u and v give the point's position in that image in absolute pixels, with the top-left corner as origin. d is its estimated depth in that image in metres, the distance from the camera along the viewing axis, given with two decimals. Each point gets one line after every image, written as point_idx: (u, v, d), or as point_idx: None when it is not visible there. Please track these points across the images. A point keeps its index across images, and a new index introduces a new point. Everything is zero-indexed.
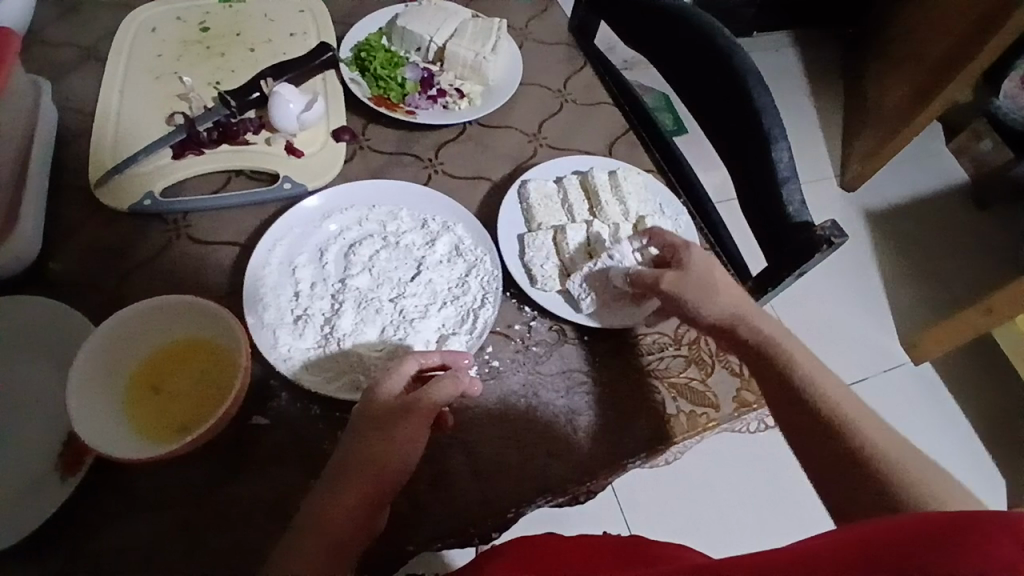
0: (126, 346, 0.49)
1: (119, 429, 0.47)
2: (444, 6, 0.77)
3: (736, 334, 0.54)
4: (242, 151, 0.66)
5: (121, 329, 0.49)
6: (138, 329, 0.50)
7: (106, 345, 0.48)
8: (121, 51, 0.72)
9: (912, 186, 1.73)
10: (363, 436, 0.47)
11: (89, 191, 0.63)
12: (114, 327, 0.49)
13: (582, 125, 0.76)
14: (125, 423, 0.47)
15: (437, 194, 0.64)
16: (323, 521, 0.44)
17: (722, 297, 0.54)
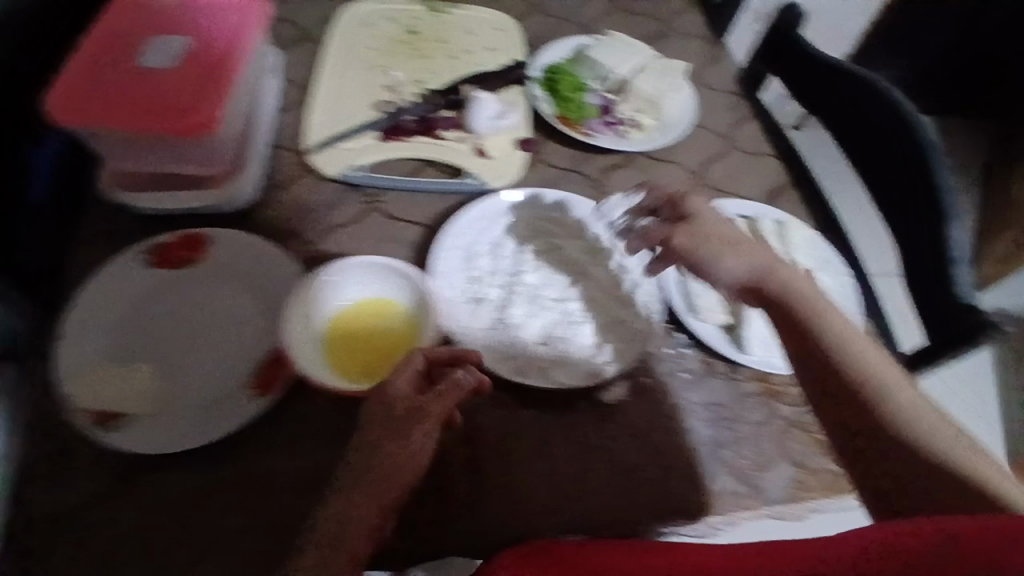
0: (315, 304, 0.56)
1: (324, 372, 0.53)
2: (631, 44, 0.82)
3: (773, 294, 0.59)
4: (436, 144, 0.72)
5: (312, 288, 0.56)
6: (324, 289, 0.57)
7: (301, 303, 0.55)
8: (340, 38, 0.81)
9: None
10: (376, 441, 0.47)
11: (299, 154, 0.71)
12: (308, 287, 0.56)
13: (744, 171, 0.78)
14: (326, 367, 0.54)
15: (609, 215, 0.68)
16: (355, 524, 0.45)
17: (731, 256, 0.60)
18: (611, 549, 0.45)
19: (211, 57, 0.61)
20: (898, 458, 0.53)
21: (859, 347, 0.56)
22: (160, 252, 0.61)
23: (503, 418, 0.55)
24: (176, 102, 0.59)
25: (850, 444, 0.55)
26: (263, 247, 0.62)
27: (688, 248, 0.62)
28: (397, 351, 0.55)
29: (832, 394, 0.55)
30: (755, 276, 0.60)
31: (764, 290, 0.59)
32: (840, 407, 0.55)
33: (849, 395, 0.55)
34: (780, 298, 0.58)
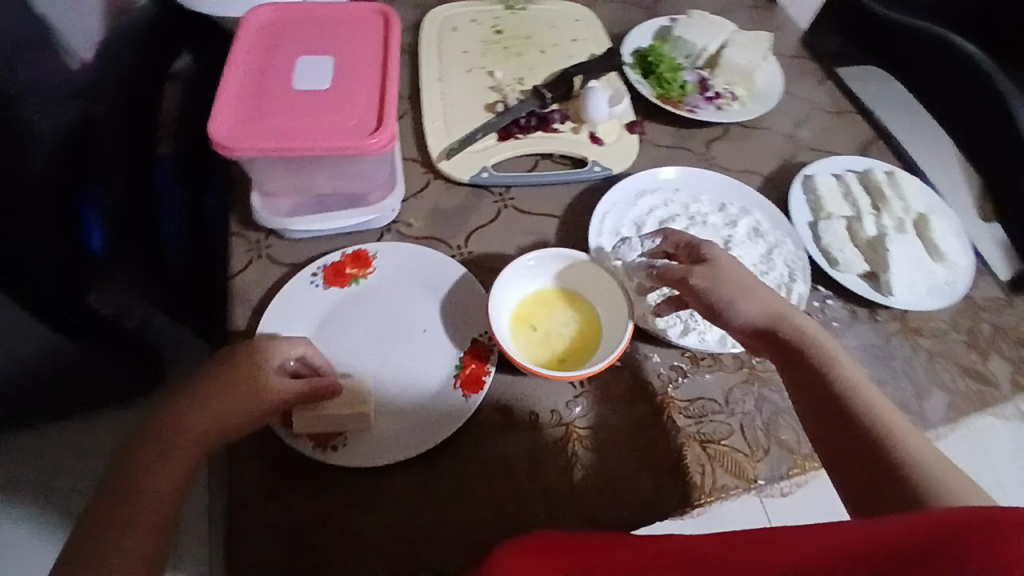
0: (508, 297, 0.61)
1: (524, 356, 0.58)
2: (711, 20, 0.85)
3: (774, 334, 0.54)
4: (554, 137, 0.75)
5: (508, 283, 0.61)
6: (515, 284, 0.61)
7: (499, 294, 0.60)
8: (433, 45, 0.83)
9: None
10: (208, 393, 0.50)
11: (426, 163, 0.74)
12: (506, 281, 0.60)
13: (833, 130, 0.83)
14: (524, 353, 0.58)
15: (733, 184, 0.72)
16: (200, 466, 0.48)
17: (752, 304, 0.55)
18: (681, 541, 0.38)
19: (357, 73, 0.62)
20: (868, 476, 0.47)
21: (848, 370, 0.52)
22: (334, 269, 0.63)
23: (688, 384, 0.60)
24: (346, 127, 0.58)
25: (849, 486, 0.48)
26: (425, 251, 0.65)
27: (707, 292, 0.55)
28: (588, 341, 0.60)
29: (831, 431, 0.50)
30: (770, 317, 0.55)
31: (777, 336, 0.54)
32: (843, 443, 0.49)
33: (855, 433, 0.49)
34: (793, 338, 0.54)
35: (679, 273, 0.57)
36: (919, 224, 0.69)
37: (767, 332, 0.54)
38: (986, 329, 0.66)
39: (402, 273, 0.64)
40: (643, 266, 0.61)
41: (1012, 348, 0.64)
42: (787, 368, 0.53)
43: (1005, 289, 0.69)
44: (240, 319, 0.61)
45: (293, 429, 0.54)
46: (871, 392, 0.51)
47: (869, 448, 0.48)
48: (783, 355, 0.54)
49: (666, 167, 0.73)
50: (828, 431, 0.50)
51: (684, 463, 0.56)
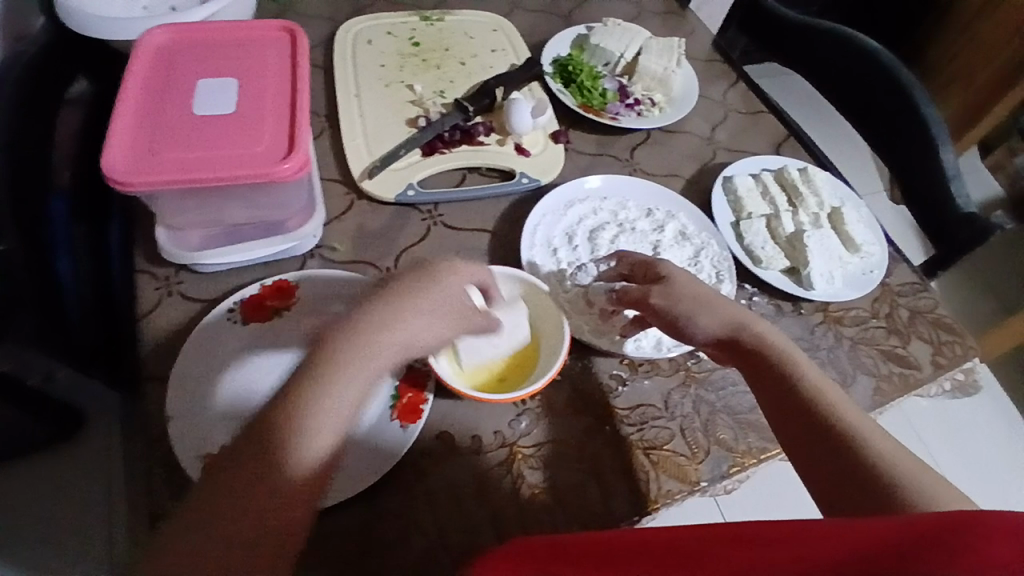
0: None
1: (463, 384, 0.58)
2: (626, 26, 0.87)
3: (737, 342, 0.55)
4: (479, 150, 0.74)
5: None
6: None
7: None
8: (348, 61, 0.80)
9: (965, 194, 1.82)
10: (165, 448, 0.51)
11: (349, 182, 0.71)
12: None
13: (747, 130, 0.86)
14: (464, 380, 0.59)
15: (659, 189, 0.73)
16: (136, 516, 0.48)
17: (718, 315, 0.56)
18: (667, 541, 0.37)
19: (263, 93, 0.59)
20: (841, 478, 0.45)
21: (812, 373, 0.52)
22: (254, 302, 0.60)
23: (629, 391, 0.61)
24: (256, 153, 0.55)
25: (824, 491, 0.46)
26: (351, 276, 0.62)
27: (665, 309, 0.56)
28: (529, 365, 0.61)
29: (802, 436, 0.49)
30: (731, 328, 0.55)
31: (742, 344, 0.54)
32: (813, 445, 0.48)
33: (820, 435, 0.48)
34: (754, 345, 0.54)
35: (637, 295, 0.58)
36: (834, 218, 0.72)
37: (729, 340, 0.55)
38: (903, 313, 0.70)
39: (330, 299, 0.61)
40: (603, 289, 0.63)
41: (927, 327, 0.69)
42: (754, 375, 0.54)
43: (918, 274, 0.74)
44: (153, 365, 0.57)
45: (221, 483, 0.50)
46: (837, 395, 0.50)
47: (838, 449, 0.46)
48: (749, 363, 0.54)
49: (589, 176, 0.73)
50: (798, 435, 0.49)
51: (630, 470, 0.56)
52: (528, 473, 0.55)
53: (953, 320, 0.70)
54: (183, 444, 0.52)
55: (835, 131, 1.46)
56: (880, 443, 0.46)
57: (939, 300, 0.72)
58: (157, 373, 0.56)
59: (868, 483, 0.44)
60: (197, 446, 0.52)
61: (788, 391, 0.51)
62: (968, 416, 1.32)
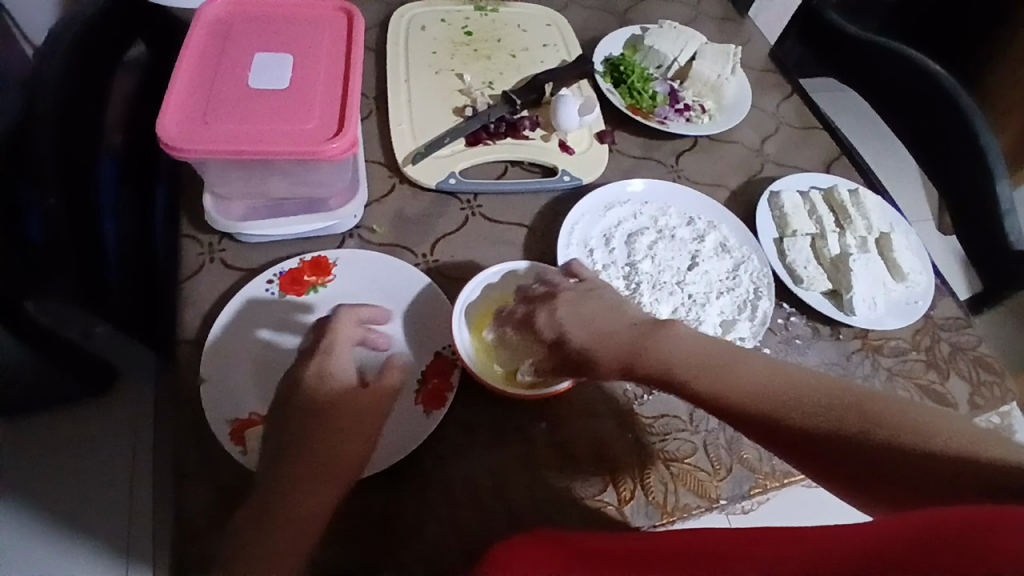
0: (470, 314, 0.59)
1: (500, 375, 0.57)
2: (682, 30, 0.85)
3: (633, 357, 0.51)
4: (523, 144, 0.74)
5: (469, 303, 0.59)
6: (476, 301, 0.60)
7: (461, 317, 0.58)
8: (400, 45, 0.80)
9: None
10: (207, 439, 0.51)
11: (392, 166, 0.71)
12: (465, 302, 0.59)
13: (798, 145, 0.83)
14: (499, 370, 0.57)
15: (702, 198, 0.72)
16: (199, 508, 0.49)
17: (627, 325, 0.53)
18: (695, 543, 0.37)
19: (315, 73, 0.59)
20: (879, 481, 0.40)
21: (716, 359, 0.49)
22: (292, 277, 0.60)
23: (655, 399, 0.60)
24: (304, 131, 0.56)
25: (834, 477, 0.42)
26: (387, 260, 0.62)
27: (568, 318, 0.53)
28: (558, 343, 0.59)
29: (815, 449, 0.43)
30: (616, 345, 0.52)
31: (634, 362, 0.51)
32: (830, 450, 0.42)
33: (790, 430, 0.44)
34: (646, 359, 0.51)
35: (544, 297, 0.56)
36: (881, 243, 0.70)
37: (625, 350, 0.52)
38: (944, 347, 0.68)
39: (365, 280, 0.62)
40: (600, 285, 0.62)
41: (968, 365, 0.67)
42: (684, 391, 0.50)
43: (963, 309, 0.72)
44: (188, 329, 0.58)
45: (245, 452, 0.51)
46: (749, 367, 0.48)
47: (854, 444, 0.41)
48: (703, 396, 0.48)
49: (632, 178, 0.72)
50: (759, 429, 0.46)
51: (648, 480, 0.55)
52: (545, 471, 0.54)
53: (996, 359, 0.68)
54: (212, 409, 0.53)
55: (887, 153, 1.41)
56: (839, 400, 0.44)
57: (984, 338, 0.69)
58: (191, 336, 0.58)
59: (857, 456, 0.41)
60: (226, 412, 0.53)
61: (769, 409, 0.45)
62: None
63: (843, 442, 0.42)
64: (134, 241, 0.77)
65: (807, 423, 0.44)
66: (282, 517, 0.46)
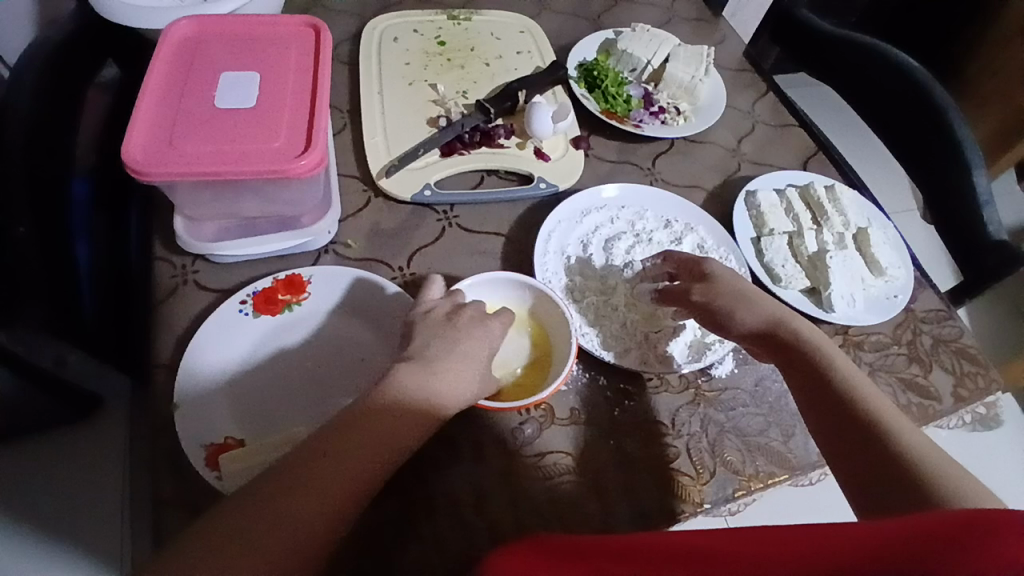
0: None
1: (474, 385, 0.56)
2: (655, 32, 0.85)
3: (777, 335, 0.56)
4: (499, 153, 0.74)
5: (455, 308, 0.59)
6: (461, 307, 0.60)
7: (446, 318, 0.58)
8: (373, 58, 0.80)
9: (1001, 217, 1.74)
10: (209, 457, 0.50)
11: (366, 180, 0.71)
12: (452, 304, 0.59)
13: (775, 143, 0.84)
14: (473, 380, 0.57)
15: (678, 200, 0.72)
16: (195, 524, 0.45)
17: (761, 305, 0.58)
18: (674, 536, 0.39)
19: (281, 90, 0.59)
20: (898, 491, 0.44)
21: (851, 374, 0.52)
22: (266, 296, 0.60)
23: (637, 404, 0.60)
24: (272, 149, 0.55)
25: (854, 481, 0.47)
26: (362, 274, 0.62)
27: (705, 303, 0.59)
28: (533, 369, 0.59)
29: (844, 446, 0.48)
30: (769, 321, 0.57)
31: (780, 339, 0.56)
32: (862, 453, 0.47)
33: (851, 424, 0.49)
34: (792, 339, 0.55)
35: (678, 291, 0.60)
36: (859, 239, 0.70)
37: (771, 333, 0.56)
38: (926, 340, 0.68)
39: (340, 294, 0.61)
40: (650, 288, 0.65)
41: (951, 357, 0.67)
42: (789, 369, 0.54)
43: (943, 301, 0.72)
44: (163, 353, 0.57)
45: (223, 476, 0.50)
46: (867, 385, 0.52)
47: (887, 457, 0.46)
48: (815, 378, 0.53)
49: (606, 184, 0.72)
50: (810, 411, 0.52)
51: (633, 487, 0.55)
52: (527, 481, 0.54)
53: (979, 350, 0.68)
54: (186, 434, 0.52)
55: (866, 147, 1.42)
56: (897, 427, 0.48)
57: (966, 329, 0.69)
58: (166, 359, 0.57)
59: (887, 469, 0.45)
60: (199, 436, 0.52)
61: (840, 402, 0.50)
62: (992, 447, 1.27)
63: (868, 448, 0.47)
64: (106, 265, 0.75)
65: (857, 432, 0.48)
66: (262, 520, 0.42)
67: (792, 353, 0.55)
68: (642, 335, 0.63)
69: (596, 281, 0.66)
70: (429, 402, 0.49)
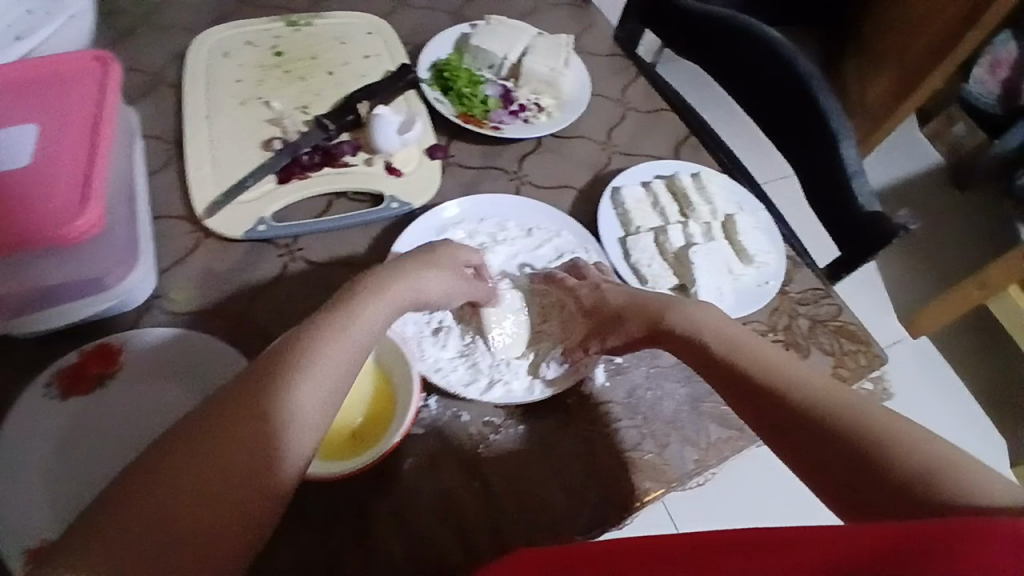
0: None
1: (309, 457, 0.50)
2: (513, 24, 0.81)
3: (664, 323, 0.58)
4: (345, 173, 0.68)
5: None
6: None
7: None
8: (199, 77, 0.72)
9: (906, 165, 1.76)
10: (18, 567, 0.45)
11: (196, 219, 0.64)
12: None
13: (646, 130, 0.80)
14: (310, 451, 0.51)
15: (540, 205, 0.68)
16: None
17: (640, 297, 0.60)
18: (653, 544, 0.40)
19: (54, 137, 0.53)
20: (879, 492, 0.43)
21: (776, 362, 0.52)
22: (74, 372, 0.53)
23: (502, 437, 0.56)
24: (44, 211, 0.49)
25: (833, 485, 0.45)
26: (182, 334, 0.56)
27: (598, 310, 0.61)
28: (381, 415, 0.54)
29: (786, 437, 0.48)
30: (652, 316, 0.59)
31: (663, 330, 0.58)
32: (829, 452, 0.45)
33: (805, 421, 0.47)
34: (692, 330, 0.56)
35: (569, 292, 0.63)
36: (727, 227, 0.69)
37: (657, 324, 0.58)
38: (803, 323, 0.66)
39: (165, 358, 0.55)
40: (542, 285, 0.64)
41: (829, 337, 0.65)
42: (708, 368, 0.54)
43: (821, 279, 0.71)
44: None
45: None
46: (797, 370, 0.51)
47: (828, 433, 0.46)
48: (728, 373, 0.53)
49: (447, 203, 0.67)
50: (756, 409, 0.50)
51: (499, 528, 0.51)
52: (385, 538, 0.50)
53: (857, 327, 0.67)
54: None
55: None
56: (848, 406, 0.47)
57: (843, 305, 0.68)
58: None
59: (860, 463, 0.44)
60: (3, 544, 0.46)
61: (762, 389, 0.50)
62: None
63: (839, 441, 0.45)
64: None
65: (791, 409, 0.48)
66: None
67: (714, 365, 0.54)
68: (503, 361, 0.60)
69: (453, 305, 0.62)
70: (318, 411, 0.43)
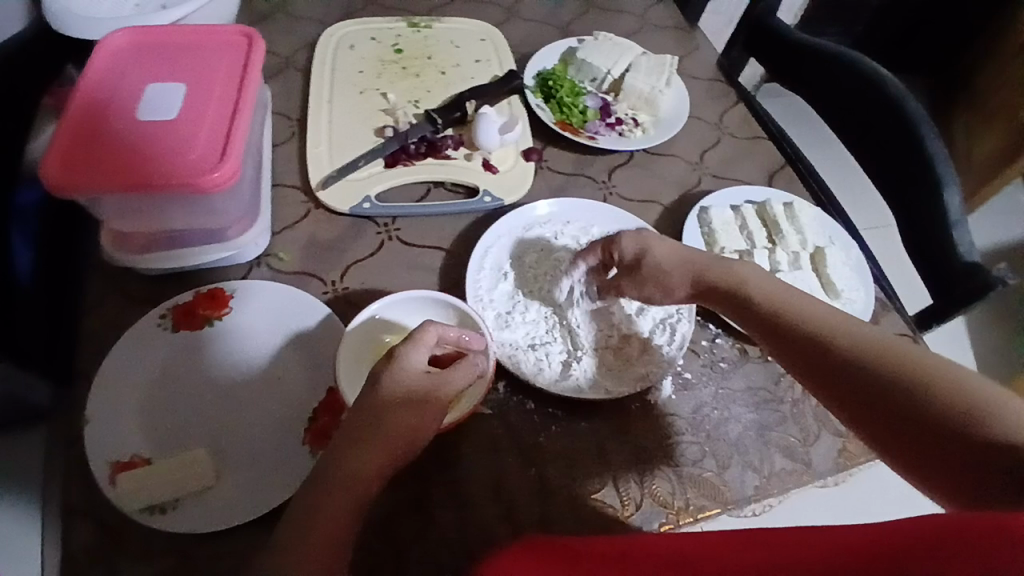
0: (370, 340, 0.58)
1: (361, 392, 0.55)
2: (619, 42, 0.84)
3: (709, 283, 0.59)
4: (445, 164, 0.72)
5: (367, 329, 0.58)
6: (376, 331, 0.58)
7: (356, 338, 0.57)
8: (326, 65, 0.79)
9: (1013, 231, 1.64)
10: (114, 477, 0.50)
11: (308, 191, 0.70)
12: (362, 326, 0.57)
13: (741, 156, 0.80)
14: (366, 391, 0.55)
15: (626, 215, 0.70)
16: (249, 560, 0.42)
17: (675, 276, 0.60)
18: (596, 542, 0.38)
19: (203, 99, 0.59)
20: (931, 449, 0.43)
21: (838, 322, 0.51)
22: (186, 310, 0.59)
23: (564, 430, 0.57)
24: (187, 161, 0.55)
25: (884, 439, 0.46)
26: (286, 287, 0.61)
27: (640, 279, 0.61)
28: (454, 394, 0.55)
29: (881, 420, 0.46)
30: (696, 277, 0.59)
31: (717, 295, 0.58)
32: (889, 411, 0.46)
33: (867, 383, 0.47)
34: (733, 290, 0.57)
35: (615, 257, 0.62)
36: (815, 259, 0.68)
37: (707, 289, 0.59)
38: None
39: (267, 309, 0.60)
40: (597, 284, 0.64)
41: None
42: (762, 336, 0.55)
43: (910, 325, 0.68)
44: (86, 364, 0.57)
45: (116, 487, 0.49)
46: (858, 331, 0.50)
47: (932, 411, 0.44)
48: (809, 353, 0.51)
49: (538, 202, 0.70)
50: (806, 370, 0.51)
51: (549, 517, 0.52)
52: (441, 510, 0.51)
53: None
54: (95, 447, 0.51)
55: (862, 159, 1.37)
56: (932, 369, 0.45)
57: None
58: (87, 373, 0.57)
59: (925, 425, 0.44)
60: (108, 451, 0.51)
61: (845, 371, 0.48)
62: None
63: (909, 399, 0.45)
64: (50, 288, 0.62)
65: (860, 378, 0.48)
66: None
67: (769, 339, 0.54)
68: (575, 359, 0.61)
69: (536, 299, 0.64)
70: (400, 434, 0.47)
